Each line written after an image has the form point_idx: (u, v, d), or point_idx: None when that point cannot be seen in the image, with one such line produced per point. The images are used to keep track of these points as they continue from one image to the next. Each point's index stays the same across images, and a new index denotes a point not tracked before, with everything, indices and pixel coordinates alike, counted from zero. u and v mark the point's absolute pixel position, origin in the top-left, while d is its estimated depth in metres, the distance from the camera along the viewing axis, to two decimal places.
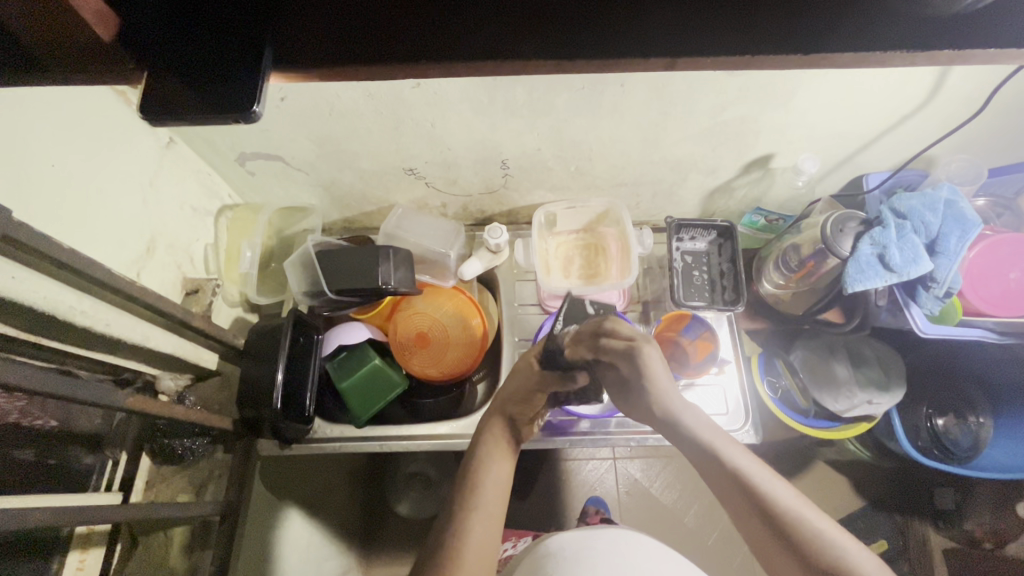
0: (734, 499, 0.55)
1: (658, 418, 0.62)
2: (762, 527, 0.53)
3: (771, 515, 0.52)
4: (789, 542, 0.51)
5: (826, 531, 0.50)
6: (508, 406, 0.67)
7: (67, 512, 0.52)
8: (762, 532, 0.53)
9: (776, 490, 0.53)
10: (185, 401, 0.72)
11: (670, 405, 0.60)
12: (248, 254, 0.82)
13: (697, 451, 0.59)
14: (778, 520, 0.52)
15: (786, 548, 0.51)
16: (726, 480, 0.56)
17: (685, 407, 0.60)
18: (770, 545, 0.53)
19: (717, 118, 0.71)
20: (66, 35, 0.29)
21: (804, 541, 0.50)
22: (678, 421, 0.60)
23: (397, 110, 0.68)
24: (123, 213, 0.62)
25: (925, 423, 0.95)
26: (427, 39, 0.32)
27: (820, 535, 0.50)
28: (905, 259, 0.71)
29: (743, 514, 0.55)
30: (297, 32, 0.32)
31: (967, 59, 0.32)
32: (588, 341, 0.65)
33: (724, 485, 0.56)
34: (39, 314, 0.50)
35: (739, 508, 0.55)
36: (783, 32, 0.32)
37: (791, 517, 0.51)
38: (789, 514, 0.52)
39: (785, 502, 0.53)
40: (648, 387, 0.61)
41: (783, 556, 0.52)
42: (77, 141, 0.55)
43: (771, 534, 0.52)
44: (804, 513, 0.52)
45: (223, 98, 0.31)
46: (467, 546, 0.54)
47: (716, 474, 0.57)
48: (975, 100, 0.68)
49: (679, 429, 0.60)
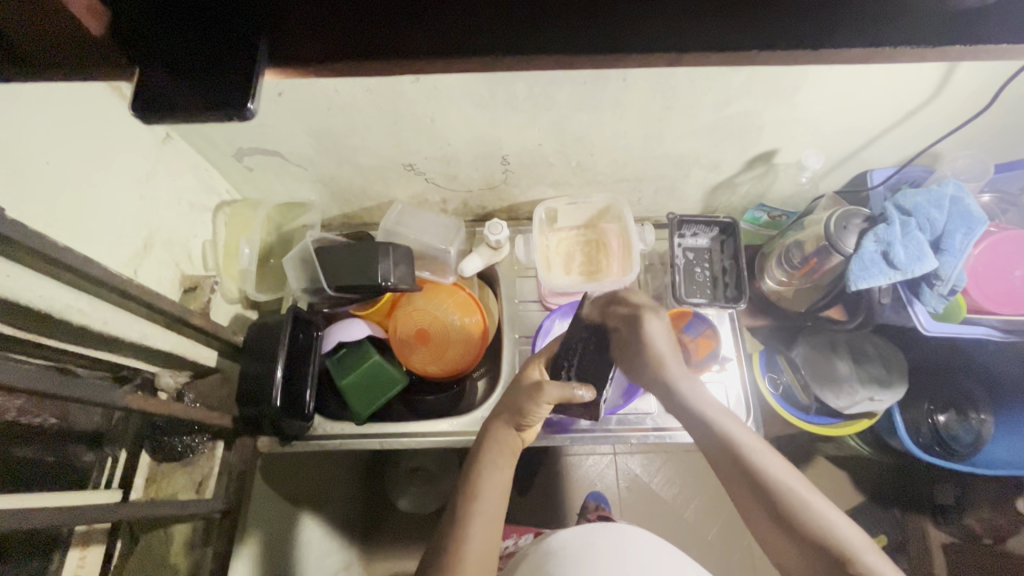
0: (724, 469, 0.56)
1: (655, 387, 0.63)
2: (750, 497, 0.53)
3: (760, 484, 0.52)
4: (776, 511, 0.51)
5: (813, 502, 0.50)
6: (515, 412, 0.64)
7: (65, 511, 0.52)
8: (751, 503, 0.54)
9: (765, 459, 0.54)
10: (185, 399, 0.71)
11: (668, 372, 0.62)
12: (247, 250, 0.82)
13: (690, 418, 0.59)
14: (766, 489, 0.52)
15: (773, 517, 0.52)
16: (719, 451, 0.56)
17: (684, 377, 0.61)
18: (757, 517, 0.53)
19: (721, 113, 0.70)
20: (57, 32, 0.28)
21: (790, 510, 0.50)
22: (674, 385, 0.61)
23: (396, 104, 0.67)
24: (119, 209, 0.61)
25: (927, 419, 0.95)
26: (420, 31, 0.31)
27: (806, 505, 0.50)
28: (909, 257, 0.70)
29: (732, 484, 0.55)
30: (288, 26, 0.31)
31: (979, 55, 0.32)
32: (599, 307, 0.69)
33: (716, 453, 0.56)
34: (33, 313, 0.49)
35: (730, 479, 0.55)
36: (787, 28, 0.31)
37: (781, 488, 0.52)
38: (777, 484, 0.52)
39: (773, 472, 0.53)
40: (647, 354, 0.63)
41: (770, 526, 0.52)
42: (70, 136, 0.54)
43: (759, 504, 0.53)
44: (793, 485, 0.52)
45: (217, 95, 0.31)
46: (470, 553, 0.54)
47: (710, 444, 0.57)
48: (981, 95, 0.67)
49: (676, 398, 0.61)
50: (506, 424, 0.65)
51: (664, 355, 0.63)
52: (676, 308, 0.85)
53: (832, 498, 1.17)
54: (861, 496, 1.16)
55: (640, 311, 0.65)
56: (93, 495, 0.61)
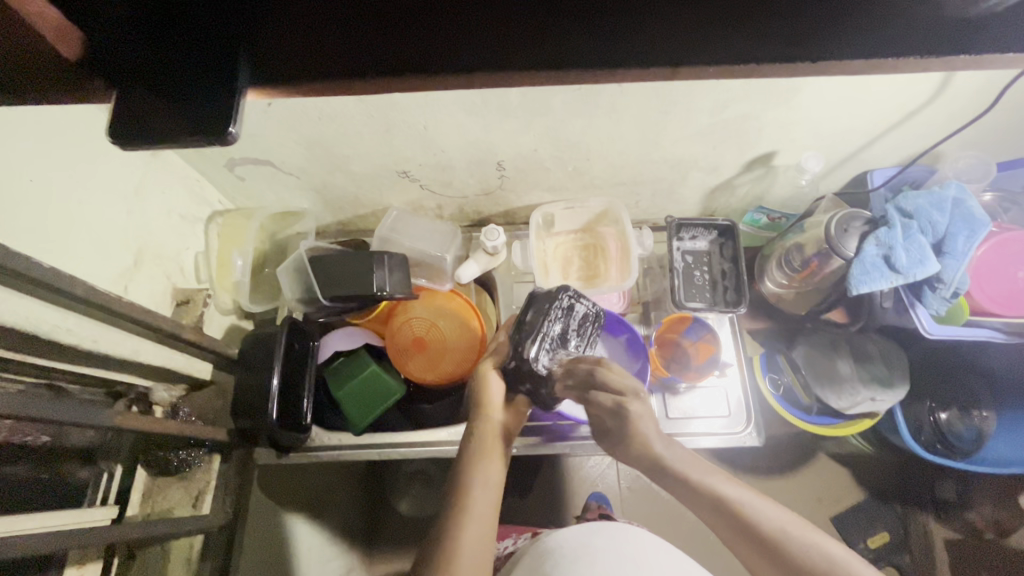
0: (719, 525, 0.56)
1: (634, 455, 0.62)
2: (750, 548, 0.54)
3: (753, 530, 0.54)
4: (772, 553, 0.53)
5: (805, 538, 0.52)
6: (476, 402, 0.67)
7: (56, 535, 0.51)
8: (750, 553, 0.54)
9: (754, 507, 0.55)
10: (180, 413, 0.71)
11: (649, 446, 0.60)
12: (239, 262, 0.81)
13: (674, 485, 0.59)
14: (760, 534, 0.53)
15: (774, 561, 0.53)
16: (710, 511, 0.56)
17: (669, 449, 0.59)
18: (756, 561, 0.54)
19: (718, 116, 0.69)
20: (28, 54, 0.27)
21: (788, 551, 0.52)
22: (659, 462, 0.59)
23: (388, 113, 0.66)
24: (105, 224, 0.60)
25: (928, 417, 0.94)
26: (407, 45, 0.30)
27: (800, 541, 0.52)
28: (911, 260, 0.69)
29: (725, 532, 0.56)
30: (270, 49, 0.30)
31: (985, 64, 0.31)
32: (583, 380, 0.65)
33: (708, 511, 0.57)
34: (22, 334, 0.48)
35: (727, 533, 0.56)
36: (788, 36, 0.30)
37: (776, 533, 0.53)
38: (774, 530, 0.53)
39: (763, 515, 0.54)
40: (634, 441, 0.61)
41: (772, 571, 0.53)
42: (53, 150, 0.53)
43: (755, 549, 0.54)
44: (786, 525, 0.53)
45: (198, 118, 0.30)
46: (462, 550, 0.53)
47: (699, 502, 0.57)
48: (982, 97, 0.66)
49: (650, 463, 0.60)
50: (484, 433, 0.63)
51: (652, 439, 0.60)
52: (675, 312, 0.86)
53: (834, 496, 1.16)
54: (864, 494, 1.16)
55: (623, 400, 0.61)
56: (88, 512, 0.60)
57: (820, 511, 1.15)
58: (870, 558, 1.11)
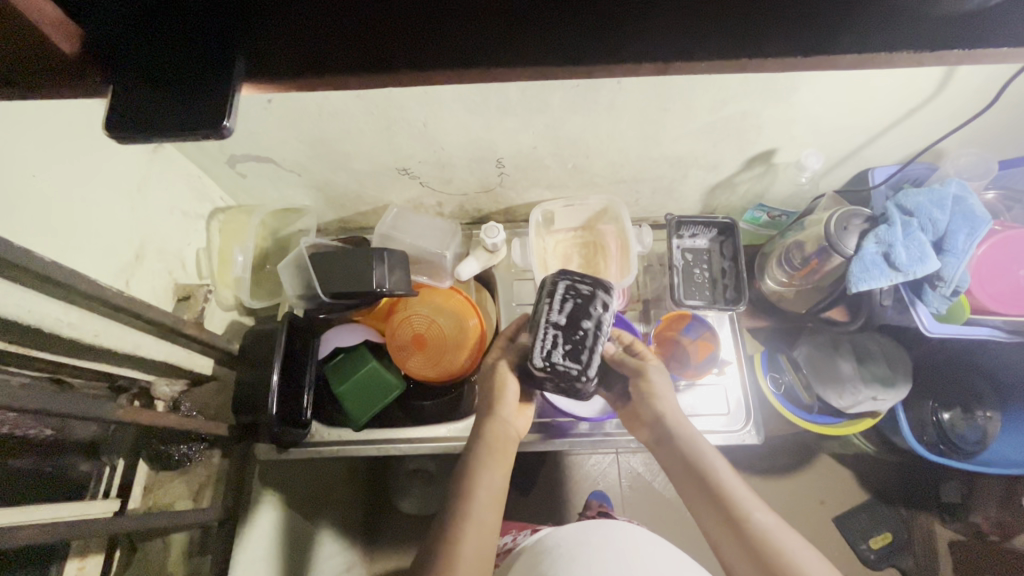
0: (685, 482, 0.60)
1: (652, 428, 0.64)
2: (711, 513, 0.57)
3: (750, 535, 0.54)
4: (751, 547, 0.54)
5: (801, 560, 0.52)
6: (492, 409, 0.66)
7: (60, 525, 0.52)
8: (710, 518, 0.57)
9: (723, 473, 0.58)
10: (181, 408, 0.71)
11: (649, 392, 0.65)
12: (240, 258, 0.82)
13: (657, 432, 0.64)
14: (756, 541, 0.54)
15: (733, 531, 0.55)
16: (701, 493, 0.58)
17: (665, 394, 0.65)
18: (716, 528, 0.56)
19: (716, 114, 0.69)
20: (29, 50, 0.27)
21: (759, 541, 0.54)
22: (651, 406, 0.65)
23: (388, 110, 0.67)
24: (108, 220, 0.61)
25: (931, 418, 0.93)
26: (396, 40, 0.30)
27: (765, 528, 0.54)
28: (911, 258, 0.69)
29: (709, 519, 0.57)
30: (265, 45, 0.31)
31: (977, 59, 0.30)
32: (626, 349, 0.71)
33: (680, 465, 0.60)
34: (25, 328, 0.49)
35: (691, 490, 0.59)
36: (778, 35, 0.30)
37: (738, 504, 0.56)
38: (735, 499, 0.56)
39: (763, 524, 0.55)
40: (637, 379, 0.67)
41: (730, 542, 0.55)
42: (54, 145, 0.53)
43: (725, 527, 0.56)
44: (749, 502, 0.56)
45: (191, 111, 0.30)
46: (464, 552, 0.54)
47: (693, 487, 0.59)
48: (983, 93, 0.66)
49: (667, 438, 0.62)
50: (494, 436, 0.64)
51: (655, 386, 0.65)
52: (674, 311, 0.85)
53: (837, 497, 1.15)
54: (868, 495, 1.15)
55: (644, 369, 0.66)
56: (90, 505, 0.61)
57: (822, 512, 1.15)
58: (873, 560, 1.10)
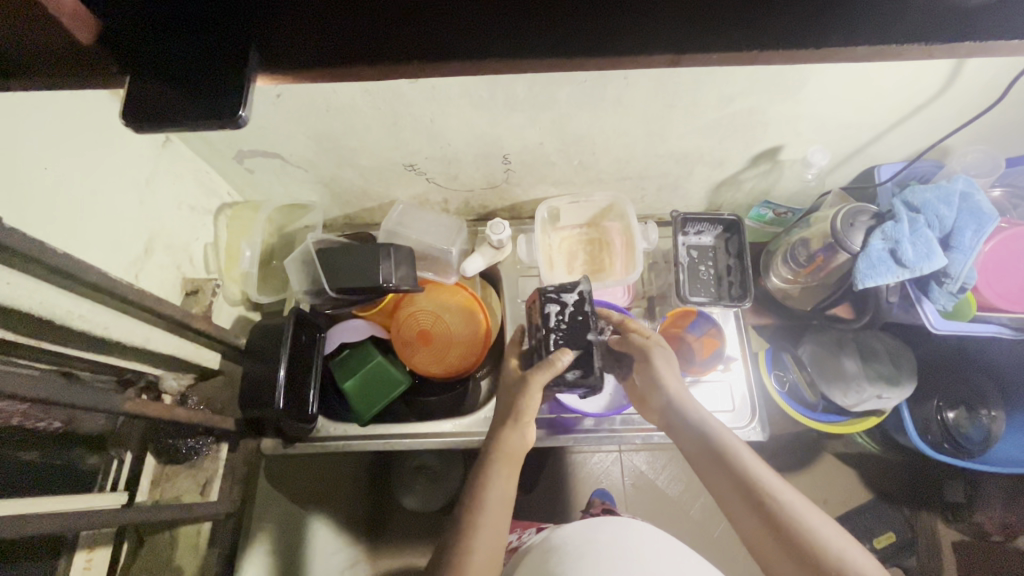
0: (703, 462, 0.60)
1: (664, 414, 0.66)
2: (731, 491, 0.57)
3: (774, 516, 0.53)
4: (772, 522, 0.53)
5: (822, 533, 0.51)
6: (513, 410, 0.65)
7: (71, 515, 0.52)
8: (729, 496, 0.57)
9: (740, 451, 0.58)
10: (189, 401, 0.72)
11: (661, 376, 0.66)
12: (248, 253, 0.83)
13: (672, 416, 0.64)
14: (781, 522, 0.53)
15: (752, 507, 0.55)
16: (718, 472, 0.58)
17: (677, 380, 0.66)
18: (735, 505, 0.56)
19: (723, 110, 0.69)
20: (46, 40, 0.28)
21: (778, 515, 0.53)
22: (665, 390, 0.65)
23: (395, 105, 0.67)
24: (118, 214, 0.61)
25: (937, 415, 0.91)
26: (410, 29, 0.30)
27: (785, 503, 0.54)
28: (918, 255, 0.69)
29: (729, 497, 0.57)
30: (280, 34, 0.31)
31: (987, 50, 0.31)
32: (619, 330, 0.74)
33: (696, 446, 0.61)
34: (37, 319, 0.49)
35: (708, 470, 0.59)
36: (789, 25, 0.30)
37: (757, 482, 0.55)
38: (754, 476, 0.56)
39: (788, 504, 0.54)
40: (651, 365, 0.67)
41: (751, 518, 0.55)
42: (66, 140, 0.54)
43: (745, 505, 0.55)
44: (767, 478, 0.56)
45: (206, 102, 0.30)
46: (474, 555, 0.54)
47: (710, 466, 0.59)
48: (991, 90, 0.66)
49: (682, 421, 0.63)
50: (511, 443, 0.62)
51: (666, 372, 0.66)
52: (680, 307, 0.85)
53: (841, 496, 1.15)
54: (872, 494, 1.15)
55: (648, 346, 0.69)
56: (98, 497, 0.61)
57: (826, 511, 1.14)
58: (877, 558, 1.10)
